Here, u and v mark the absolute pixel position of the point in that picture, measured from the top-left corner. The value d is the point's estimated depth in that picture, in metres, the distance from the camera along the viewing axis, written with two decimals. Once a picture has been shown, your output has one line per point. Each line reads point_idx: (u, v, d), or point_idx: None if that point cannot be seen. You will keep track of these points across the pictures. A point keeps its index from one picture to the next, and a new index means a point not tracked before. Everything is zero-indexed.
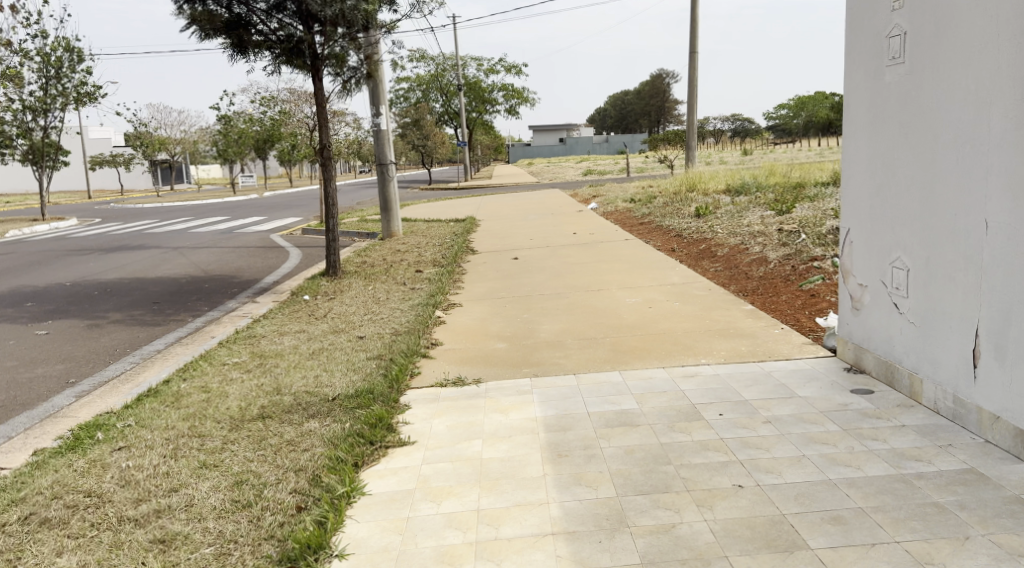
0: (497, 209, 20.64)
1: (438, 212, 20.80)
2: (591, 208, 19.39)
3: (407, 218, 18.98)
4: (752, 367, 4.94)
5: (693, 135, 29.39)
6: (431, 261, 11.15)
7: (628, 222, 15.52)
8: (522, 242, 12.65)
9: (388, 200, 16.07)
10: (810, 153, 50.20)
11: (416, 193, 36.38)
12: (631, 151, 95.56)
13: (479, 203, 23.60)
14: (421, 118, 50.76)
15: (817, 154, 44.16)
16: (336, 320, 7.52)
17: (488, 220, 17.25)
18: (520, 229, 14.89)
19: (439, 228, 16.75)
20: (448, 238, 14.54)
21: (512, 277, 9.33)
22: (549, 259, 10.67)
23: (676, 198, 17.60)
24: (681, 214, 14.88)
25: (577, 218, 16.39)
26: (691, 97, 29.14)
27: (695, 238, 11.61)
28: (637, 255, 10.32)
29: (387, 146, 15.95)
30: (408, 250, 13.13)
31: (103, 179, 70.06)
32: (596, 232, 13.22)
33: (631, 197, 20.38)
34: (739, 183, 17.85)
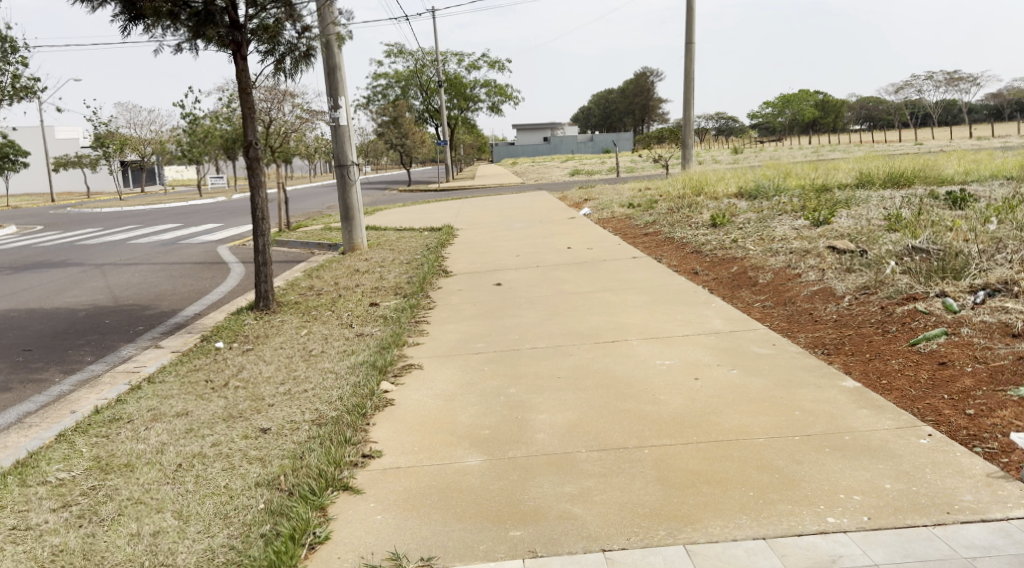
0: (476, 215, 18.39)
1: (410, 219, 18.52)
2: (583, 213, 17.18)
3: (374, 228, 16.69)
4: (930, 545, 2.79)
5: (689, 132, 27.23)
6: (391, 289, 8.88)
7: (629, 232, 13.29)
8: (504, 262, 10.43)
9: (349, 207, 13.72)
10: (804, 152, 48.35)
11: (393, 197, 34.07)
12: (617, 151, 93.48)
13: (456, 208, 21.30)
14: (400, 116, 48.41)
15: (813, 153, 42.27)
16: (232, 399, 5.16)
17: (467, 230, 15.01)
18: (503, 242, 12.67)
19: (408, 241, 14.47)
20: (418, 254, 12.27)
21: (494, 315, 7.11)
22: (540, 286, 8.45)
23: (680, 203, 15.40)
24: (692, 222, 12.70)
25: (568, 228, 14.19)
26: (687, 91, 26.99)
27: (718, 256, 9.39)
28: (653, 280, 8.12)
29: (348, 144, 13.66)
30: (367, 271, 10.85)
31: (69, 181, 67.23)
32: (592, 248, 11.01)
33: (627, 201, 18.18)
34: (751, 186, 15.67)
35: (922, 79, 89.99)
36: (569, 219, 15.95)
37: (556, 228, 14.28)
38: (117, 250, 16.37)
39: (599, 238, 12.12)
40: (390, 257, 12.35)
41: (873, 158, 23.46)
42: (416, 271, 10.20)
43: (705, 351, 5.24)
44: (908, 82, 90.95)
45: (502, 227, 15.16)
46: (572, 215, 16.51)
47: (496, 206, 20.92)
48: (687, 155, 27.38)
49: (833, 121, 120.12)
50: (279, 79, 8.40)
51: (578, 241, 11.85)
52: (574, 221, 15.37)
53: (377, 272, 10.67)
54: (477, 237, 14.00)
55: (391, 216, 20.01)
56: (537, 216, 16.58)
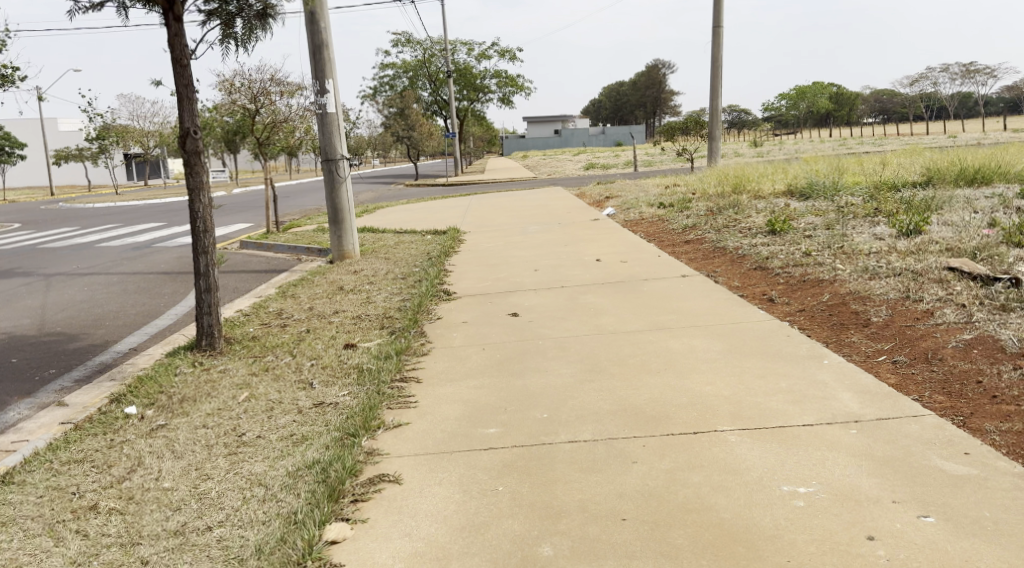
0: (485, 215, 16.36)
1: (411, 220, 16.51)
2: (608, 214, 15.20)
3: (371, 231, 14.75)
4: None
5: (716, 123, 25.14)
6: (376, 320, 6.87)
7: (666, 238, 11.28)
8: (519, 280, 8.43)
9: (339, 209, 11.75)
10: (829, 145, 46.12)
11: (399, 192, 32.15)
12: (630, 144, 91.10)
13: (463, 207, 19.28)
14: (407, 107, 46.42)
15: (841, 146, 40.11)
16: (90, 539, 3.26)
17: (475, 235, 13.06)
18: (518, 251, 10.67)
19: (406, 247, 12.48)
20: (416, 265, 10.28)
21: (507, 369, 5.11)
22: (568, 317, 6.44)
23: (721, 204, 13.32)
24: (743, 227, 10.70)
25: (593, 232, 12.17)
26: (716, 80, 24.91)
27: (793, 275, 7.39)
28: (720, 315, 6.09)
29: (336, 135, 11.66)
30: (351, 288, 8.87)
31: (69, 175, 65.54)
32: (627, 261, 9.00)
33: (655, 199, 16.14)
34: (803, 183, 13.59)
35: (945, 70, 87.38)
36: (591, 220, 13.91)
37: (577, 232, 12.25)
38: (80, 255, 14.42)
39: (633, 247, 10.08)
40: (385, 267, 10.37)
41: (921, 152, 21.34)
42: (412, 291, 8.20)
43: (859, 474, 3.21)
44: (930, 73, 88.37)
45: (516, 231, 13.14)
46: (596, 216, 14.47)
47: (507, 204, 18.89)
48: (714, 147, 25.29)
49: (850, 113, 117.42)
50: (226, 46, 6.39)
51: (609, 252, 9.83)
52: (598, 224, 13.36)
53: (363, 290, 8.68)
54: (485, 243, 11.98)
55: (391, 216, 18.02)
56: (554, 218, 14.57)
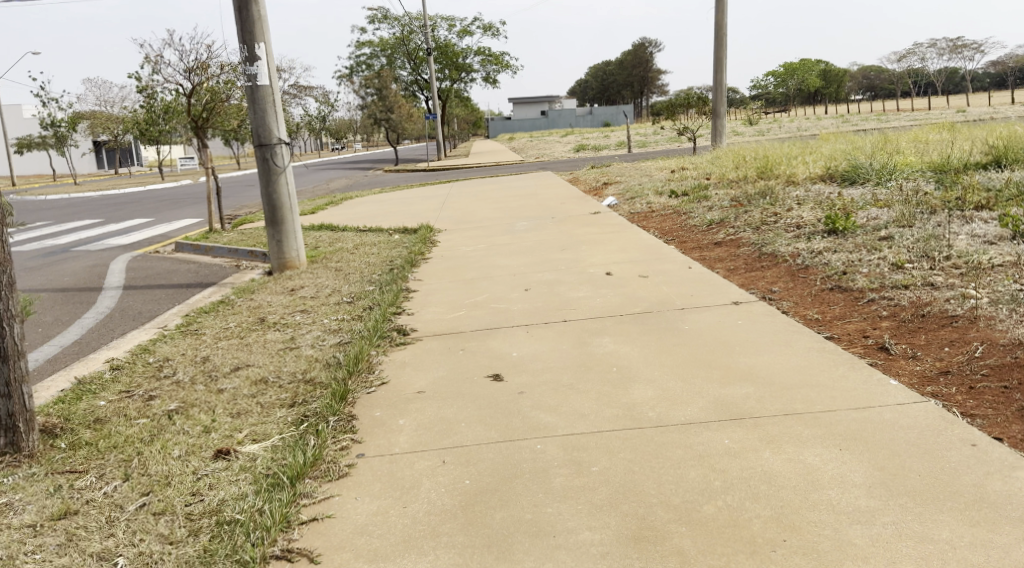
0: (465, 207, 14.04)
1: (379, 214, 14.18)
2: (609, 204, 12.93)
3: (329, 230, 12.41)
4: None
5: (720, 98, 22.86)
6: (286, 389, 4.53)
7: (689, 238, 9.05)
8: (504, 309, 6.13)
9: (277, 206, 9.39)
10: (829, 121, 43.92)
11: (377, 179, 29.78)
12: (619, 124, 88.65)
13: (441, 198, 16.95)
14: (385, 87, 43.89)
15: (844, 123, 37.91)
16: None
17: (452, 235, 10.76)
18: (503, 260, 8.38)
19: (367, 252, 10.15)
20: (372, 279, 7.97)
21: (479, 535, 2.84)
22: (580, 385, 4.15)
23: (750, 192, 11.02)
24: (787, 223, 8.45)
25: (596, 230, 9.89)
26: (721, 50, 22.64)
27: (899, 306, 5.12)
28: (824, 390, 3.81)
29: (273, 114, 9.29)
30: (277, 319, 6.53)
31: (34, 164, 62.63)
32: (649, 277, 6.73)
33: (663, 186, 13.85)
34: (845, 166, 11.33)
35: (938, 44, 85.22)
36: (590, 213, 11.63)
37: (576, 231, 9.96)
38: None
39: (652, 254, 7.80)
40: (333, 284, 8.03)
41: (951, 128, 19.14)
42: (355, 329, 5.86)
43: None
44: (922, 47, 86.35)
45: (500, 230, 10.83)
46: (596, 208, 12.17)
47: (490, 193, 16.56)
48: (719, 125, 23.02)
49: (841, 90, 115.26)
50: None
51: (622, 261, 7.56)
52: (600, 219, 11.06)
53: (292, 323, 6.33)
54: (463, 247, 9.68)
55: (358, 210, 15.67)
56: (547, 211, 12.24)
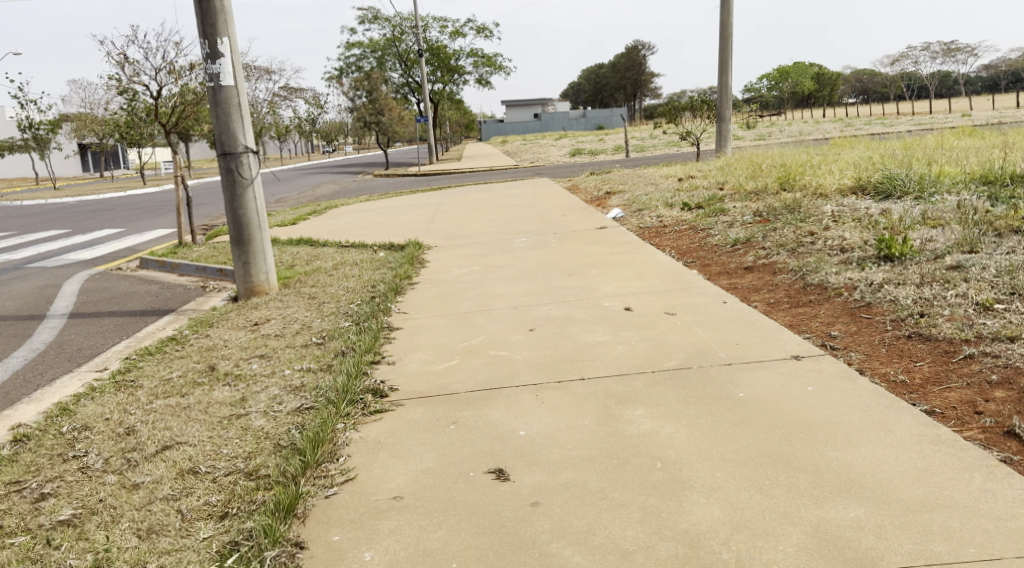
0: (457, 219, 12.93)
1: (364, 227, 13.06)
2: (614, 217, 11.86)
3: (307, 247, 11.29)
4: None
5: (725, 101, 21.78)
6: (219, 488, 3.44)
7: (711, 260, 7.97)
8: (505, 359, 5.04)
9: (242, 223, 8.24)
10: (828, 125, 42.99)
11: (365, 185, 28.62)
12: (614, 127, 87.67)
13: (432, 207, 15.84)
14: (375, 89, 42.77)
15: (845, 128, 36.99)
16: None
17: (443, 255, 9.66)
18: (501, 287, 7.28)
19: (347, 274, 9.03)
20: (349, 311, 6.85)
21: None
22: (615, 494, 3.04)
23: (774, 206, 9.93)
24: (826, 245, 7.37)
25: (605, 249, 8.81)
26: (726, 52, 21.61)
27: (1008, 367, 4.04)
28: (956, 518, 2.75)
29: (238, 118, 8.15)
30: (229, 367, 5.41)
31: (16, 167, 61.17)
32: (677, 314, 5.65)
33: (671, 196, 12.78)
34: (878, 176, 10.24)
35: (935, 47, 84.49)
36: (596, 228, 10.55)
37: (583, 251, 8.88)
38: None
39: (675, 283, 6.71)
40: (304, 315, 6.91)
41: (972, 132, 18.08)
42: (320, 385, 4.76)
43: None
44: (917, 51, 85.82)
45: (497, 248, 9.73)
46: (602, 222, 11.08)
47: (484, 203, 15.44)
48: (724, 130, 21.95)
49: (835, 94, 114.57)
50: None
51: (640, 291, 6.47)
52: (607, 235, 9.97)
53: (247, 373, 5.22)
54: (455, 269, 8.57)
55: (343, 221, 14.56)
56: (548, 226, 11.14)
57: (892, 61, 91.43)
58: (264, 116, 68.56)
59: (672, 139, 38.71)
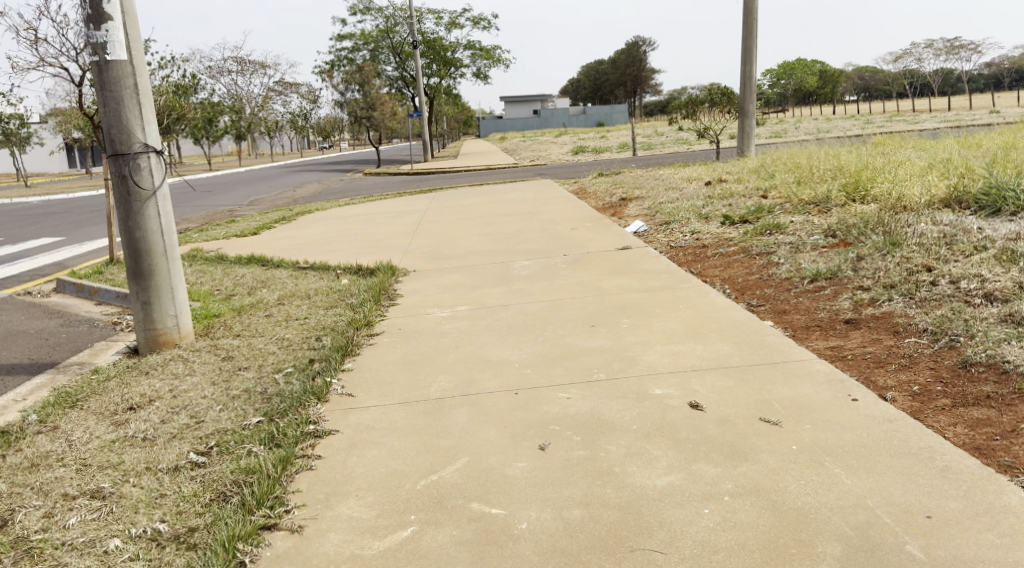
0: (444, 232, 10.72)
1: (332, 242, 10.86)
2: (635, 232, 9.65)
3: (255, 272, 9.05)
4: None
5: (747, 94, 19.50)
6: None
7: (787, 304, 5.73)
8: (498, 528, 2.85)
9: (139, 250, 6.02)
10: (843, 123, 40.78)
11: (352, 185, 26.35)
12: (615, 124, 85.37)
13: (418, 214, 13.63)
14: (367, 83, 40.49)
15: (864, 125, 34.77)
16: None
17: (420, 286, 7.43)
18: (496, 347, 5.08)
19: (287, 313, 6.80)
20: (266, 391, 4.63)
21: None
22: None
23: (849, 222, 7.70)
24: (960, 289, 5.13)
25: (635, 281, 6.62)
26: (751, 39, 19.34)
27: None
28: None
29: (135, 104, 5.91)
30: (29, 523, 3.19)
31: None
32: (779, 421, 3.47)
33: (704, 205, 10.54)
34: (980, 184, 8.00)
35: (944, 42, 82.17)
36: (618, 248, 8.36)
37: (604, 283, 6.69)
38: None
39: (752, 352, 4.51)
40: (203, 395, 4.69)
41: None
42: None
43: None
44: (923, 48, 83.65)
45: (490, 277, 7.53)
46: (623, 239, 8.87)
47: (479, 209, 13.23)
48: (746, 126, 19.67)
49: (839, 91, 112.40)
50: None
51: (704, 367, 4.28)
52: (633, 257, 7.79)
53: (48, 547, 3.01)
54: (433, 310, 6.37)
55: (310, 232, 12.36)
56: (557, 245, 8.93)
57: (897, 58, 89.30)
58: (254, 110, 66.25)
59: (681, 136, 36.41)
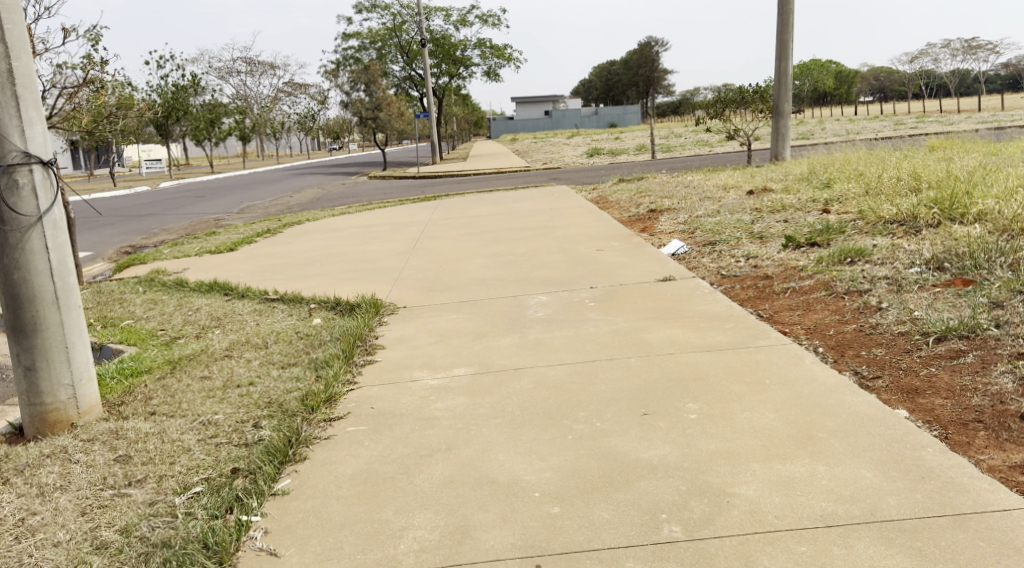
0: (446, 253, 9.12)
1: (314, 264, 9.26)
2: (674, 254, 8.04)
3: (214, 305, 7.47)
4: None
5: (782, 92, 17.80)
6: None
7: (916, 378, 4.07)
8: None
9: (20, 296, 4.40)
10: (868, 125, 39.05)
11: (356, 190, 24.77)
12: (628, 125, 83.56)
13: (418, 226, 12.03)
14: (373, 84, 38.98)
15: (892, 126, 33.07)
16: None
17: (409, 331, 5.82)
18: (503, 449, 3.47)
19: (231, 373, 5.18)
20: (150, 540, 3.01)
21: None
22: None
23: (957, 248, 6.03)
24: None
25: (691, 331, 4.99)
26: (787, 32, 17.64)
27: None
28: None
29: (9, 97, 4.29)
30: None
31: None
32: None
33: (754, 221, 8.90)
34: None
35: (964, 42, 80.19)
36: (655, 277, 6.74)
37: (646, 334, 5.07)
38: None
39: (906, 488, 2.88)
40: (54, 542, 3.08)
41: None
42: None
43: None
44: (941, 48, 81.63)
45: (497, 319, 5.91)
46: (661, 266, 7.24)
47: (488, 222, 11.62)
48: (780, 127, 17.98)
49: (855, 92, 110.50)
50: None
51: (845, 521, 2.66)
52: (679, 292, 6.16)
53: None
54: (421, 374, 4.77)
55: (295, 249, 10.77)
56: (580, 273, 7.30)
57: (913, 59, 87.47)
58: (261, 112, 64.94)
59: (701, 138, 34.70)
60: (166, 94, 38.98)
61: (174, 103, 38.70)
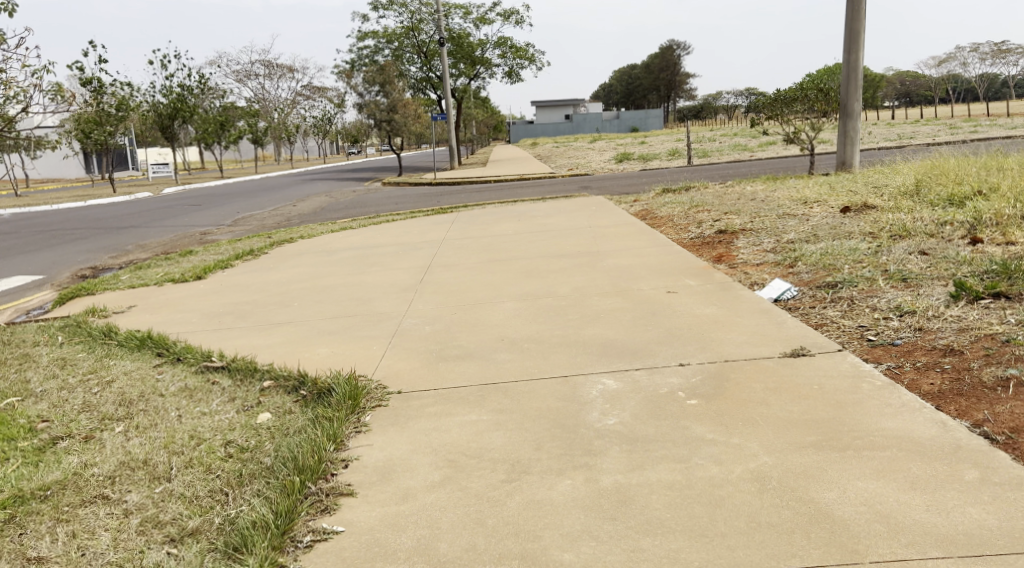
0: (462, 292, 6.93)
1: (290, 304, 7.09)
2: (778, 300, 5.91)
3: (136, 377, 5.30)
4: None
5: (851, 89, 15.47)
6: None
7: None
8: None
9: None
10: (911, 129, 36.68)
11: (366, 198, 22.65)
12: (653, 129, 81.15)
13: (428, 248, 9.86)
14: (388, 86, 36.85)
15: (942, 130, 30.70)
16: None
17: (400, 450, 3.61)
18: None
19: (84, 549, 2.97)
20: None
21: None
22: None
23: None
24: None
25: (906, 494, 2.79)
26: (858, 22, 15.31)
27: None
28: None
29: None
30: None
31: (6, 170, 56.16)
32: None
33: (875, 254, 6.68)
34: None
35: (998, 47, 77.58)
36: (773, 347, 4.51)
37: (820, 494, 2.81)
38: None
39: None
40: None
41: None
42: None
43: None
44: (974, 51, 78.69)
45: (540, 423, 3.71)
46: (771, 326, 5.01)
47: (515, 244, 9.44)
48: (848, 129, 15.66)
49: (883, 96, 107.70)
50: None
51: None
52: (824, 382, 3.92)
53: None
54: None
55: (273, 278, 8.61)
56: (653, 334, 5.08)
57: (944, 63, 84.77)
58: (274, 115, 63.09)
59: (738, 142, 32.35)
60: (170, 95, 36.99)
61: (180, 105, 36.78)
